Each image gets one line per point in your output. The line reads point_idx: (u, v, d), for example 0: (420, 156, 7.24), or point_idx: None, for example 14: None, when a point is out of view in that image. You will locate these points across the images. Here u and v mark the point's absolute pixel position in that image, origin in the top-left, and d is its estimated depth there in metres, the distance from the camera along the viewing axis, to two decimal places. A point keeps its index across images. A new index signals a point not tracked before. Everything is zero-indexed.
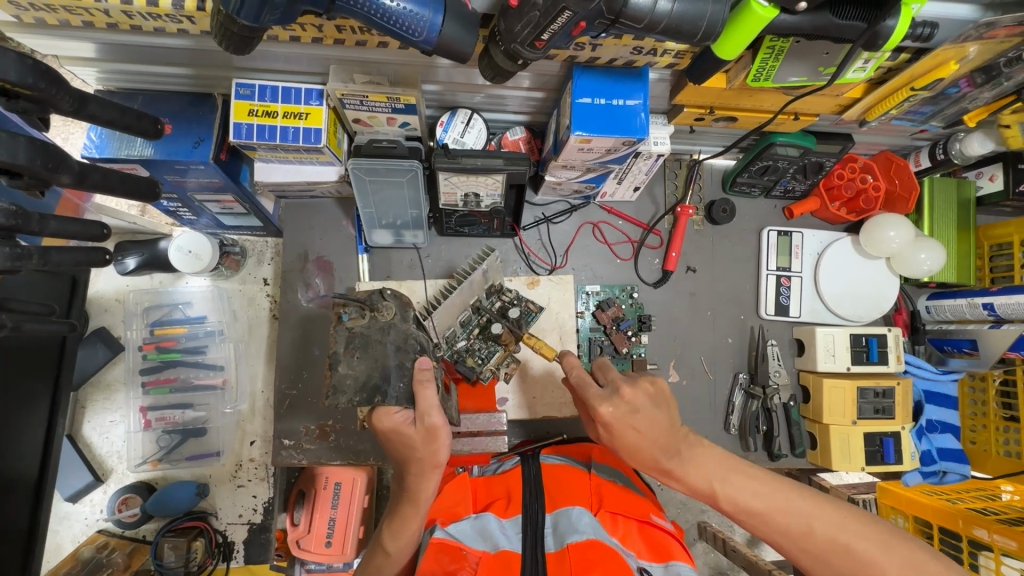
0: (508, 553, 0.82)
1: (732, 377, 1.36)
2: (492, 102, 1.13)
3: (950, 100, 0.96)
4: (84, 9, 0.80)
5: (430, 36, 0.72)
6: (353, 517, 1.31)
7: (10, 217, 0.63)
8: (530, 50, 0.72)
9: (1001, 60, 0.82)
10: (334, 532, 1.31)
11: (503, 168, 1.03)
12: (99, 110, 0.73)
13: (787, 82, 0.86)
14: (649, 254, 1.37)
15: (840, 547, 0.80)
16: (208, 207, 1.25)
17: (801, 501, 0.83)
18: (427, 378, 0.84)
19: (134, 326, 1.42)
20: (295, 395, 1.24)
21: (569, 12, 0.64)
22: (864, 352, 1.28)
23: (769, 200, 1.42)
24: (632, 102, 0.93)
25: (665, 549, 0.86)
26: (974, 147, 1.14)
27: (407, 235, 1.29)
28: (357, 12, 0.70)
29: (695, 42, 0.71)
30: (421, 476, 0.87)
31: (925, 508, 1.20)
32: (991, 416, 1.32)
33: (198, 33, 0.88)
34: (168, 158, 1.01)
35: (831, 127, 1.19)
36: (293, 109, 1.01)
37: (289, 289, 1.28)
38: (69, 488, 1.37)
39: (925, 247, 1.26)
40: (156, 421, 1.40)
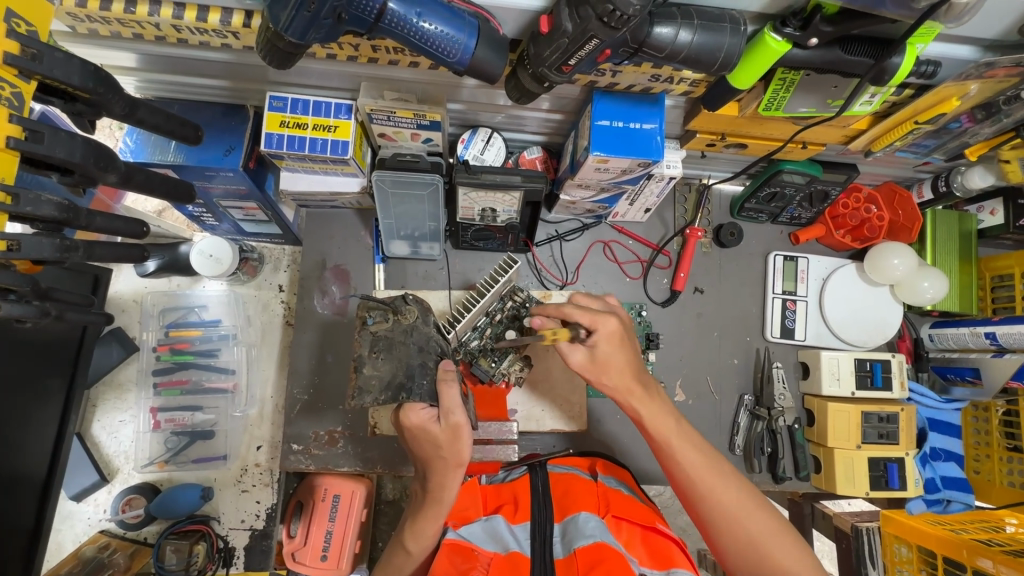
0: (518, 555, 0.82)
1: (737, 398, 1.37)
2: (511, 123, 1.19)
3: (951, 135, 1.00)
4: (136, 22, 0.85)
5: (463, 57, 0.76)
6: (350, 530, 1.32)
7: (63, 211, 0.66)
8: (556, 74, 0.76)
9: (1001, 99, 0.86)
10: (330, 546, 1.32)
11: (521, 185, 1.08)
12: (147, 115, 0.77)
13: (796, 112, 0.91)
14: (659, 274, 1.40)
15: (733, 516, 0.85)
16: (231, 213, 1.30)
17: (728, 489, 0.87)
18: (451, 378, 0.87)
19: (150, 327, 1.45)
20: (307, 400, 1.26)
21: (596, 40, 0.68)
22: (869, 377, 1.30)
23: (775, 226, 1.45)
24: (648, 126, 0.97)
25: (666, 557, 0.85)
26: (975, 180, 1.18)
27: (423, 247, 1.31)
28: (396, 33, 0.74)
29: (712, 71, 0.76)
30: (444, 475, 0.86)
31: (930, 536, 1.20)
32: (994, 446, 1.33)
33: (241, 48, 0.92)
34: (199, 164, 1.05)
35: (838, 157, 1.24)
36: (323, 121, 1.05)
37: (305, 295, 1.31)
38: (75, 487, 1.37)
39: (929, 276, 1.29)
40: (165, 423, 1.41)
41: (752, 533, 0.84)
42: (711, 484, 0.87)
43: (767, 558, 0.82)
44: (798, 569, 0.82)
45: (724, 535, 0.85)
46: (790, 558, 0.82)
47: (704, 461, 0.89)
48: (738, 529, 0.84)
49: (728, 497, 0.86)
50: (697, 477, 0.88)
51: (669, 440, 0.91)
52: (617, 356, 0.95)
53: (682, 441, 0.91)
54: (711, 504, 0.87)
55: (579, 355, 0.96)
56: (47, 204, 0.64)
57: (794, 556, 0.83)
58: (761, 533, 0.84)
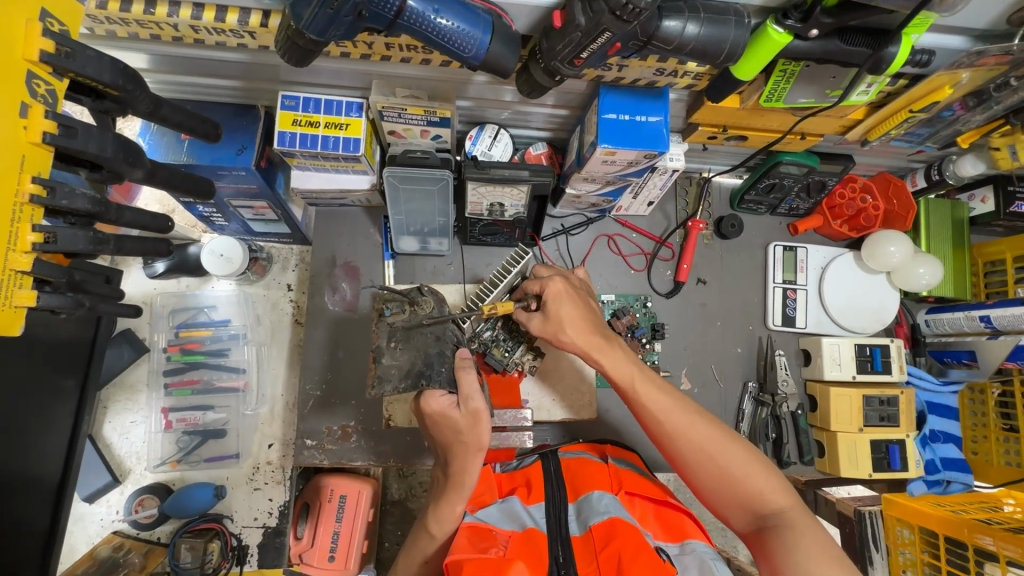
0: (535, 531, 0.84)
1: (741, 385, 1.40)
2: (518, 119, 1.22)
3: (944, 123, 1.04)
4: (155, 23, 0.87)
5: (478, 53, 0.79)
6: (357, 532, 1.35)
7: (94, 205, 0.68)
8: (568, 67, 0.79)
9: (991, 87, 0.90)
10: (338, 547, 1.35)
11: (530, 179, 1.10)
12: (171, 113, 0.79)
13: (796, 102, 0.95)
14: (662, 266, 1.43)
15: (710, 455, 0.88)
16: (241, 213, 1.31)
17: (705, 431, 0.89)
18: (468, 365, 0.91)
19: (160, 329, 1.47)
20: (320, 396, 1.28)
21: (609, 33, 0.71)
22: (869, 361, 1.33)
23: (773, 217, 1.49)
24: (653, 119, 1.00)
25: (680, 529, 0.88)
26: (967, 168, 1.22)
27: (432, 243, 1.34)
28: (413, 30, 0.76)
29: (718, 62, 0.79)
30: (465, 459, 0.88)
31: (932, 518, 1.24)
32: (991, 427, 1.37)
33: (256, 48, 0.95)
34: (212, 163, 1.07)
35: (834, 148, 1.27)
36: (335, 120, 1.08)
37: (316, 293, 1.32)
38: (88, 488, 1.37)
39: (924, 262, 1.33)
40: (177, 422, 1.43)
41: (732, 470, 0.87)
42: (682, 428, 0.89)
43: (745, 491, 0.86)
44: (775, 499, 0.85)
45: (706, 478, 0.88)
46: (766, 489, 0.86)
47: (672, 406, 0.92)
48: (719, 470, 0.87)
49: (704, 439, 0.89)
50: (671, 426, 0.91)
51: (640, 393, 0.94)
52: (566, 309, 1.00)
53: (649, 391, 0.94)
54: (692, 450, 0.89)
55: (535, 321, 1.02)
56: (81, 197, 0.66)
57: (769, 486, 0.86)
58: (736, 469, 0.87)
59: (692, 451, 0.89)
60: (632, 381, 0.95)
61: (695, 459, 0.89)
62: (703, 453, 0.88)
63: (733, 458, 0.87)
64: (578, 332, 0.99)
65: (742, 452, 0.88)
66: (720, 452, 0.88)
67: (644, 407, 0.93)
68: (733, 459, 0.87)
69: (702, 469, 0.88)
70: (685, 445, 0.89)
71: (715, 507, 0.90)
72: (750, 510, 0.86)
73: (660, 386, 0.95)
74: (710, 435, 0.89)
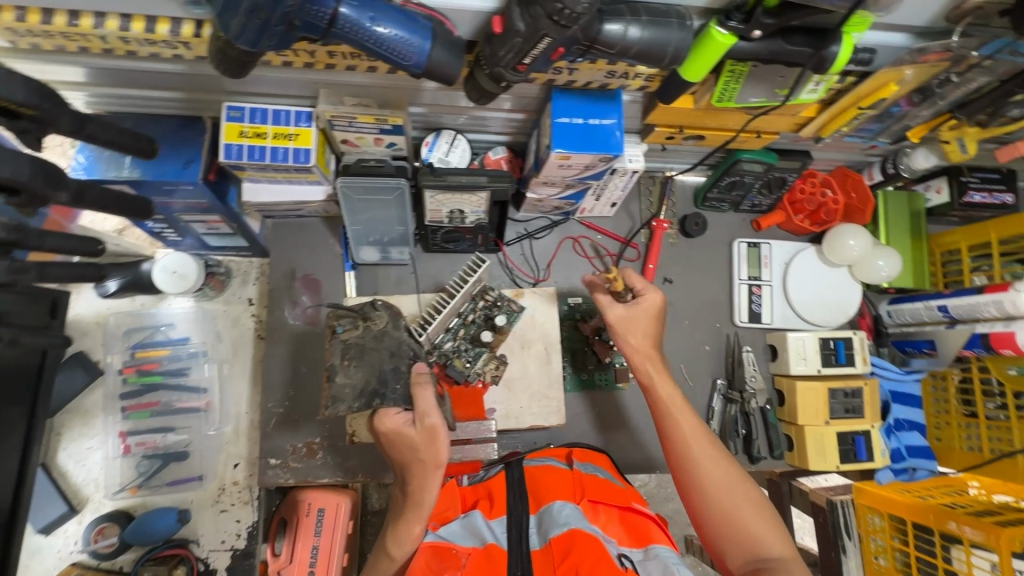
0: (495, 547, 0.83)
1: (710, 383, 1.41)
2: (475, 124, 1.20)
3: (893, 119, 1.05)
4: (81, 35, 0.83)
5: (420, 60, 0.77)
6: (337, 545, 1.30)
7: (10, 231, 0.64)
8: (512, 73, 0.77)
9: (935, 82, 0.91)
10: (317, 560, 1.30)
11: (488, 185, 1.09)
12: (98, 130, 0.75)
13: (748, 102, 0.94)
14: (628, 267, 1.43)
15: (716, 487, 0.91)
16: (194, 228, 1.27)
17: (720, 464, 0.93)
18: (425, 381, 0.88)
19: (115, 350, 1.41)
20: (283, 413, 1.24)
21: (549, 38, 0.69)
22: (833, 354, 1.35)
23: (737, 214, 1.49)
24: (607, 122, 0.99)
25: (645, 534, 0.88)
26: (920, 160, 1.24)
27: (393, 252, 1.31)
28: (349, 39, 0.74)
29: (663, 65, 0.78)
30: (423, 478, 0.85)
31: (899, 505, 1.26)
32: (953, 413, 1.39)
33: (193, 58, 0.91)
34: (157, 179, 1.03)
35: (792, 144, 1.28)
36: (284, 130, 1.04)
37: (276, 307, 1.29)
38: (42, 520, 1.31)
39: (883, 254, 1.34)
40: (136, 446, 1.38)
41: (736, 506, 0.89)
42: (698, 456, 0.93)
43: (747, 529, 0.87)
44: (774, 545, 0.85)
45: (710, 510, 0.90)
46: (766, 534, 0.86)
47: (698, 431, 0.97)
48: (724, 503, 0.89)
49: (717, 472, 0.92)
50: (691, 452, 0.94)
51: (672, 417, 0.99)
52: (643, 317, 1.08)
53: (681, 415, 0.98)
54: (703, 480, 0.92)
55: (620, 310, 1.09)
56: None
57: (767, 529, 0.87)
58: (744, 506, 0.89)
59: (703, 480, 0.92)
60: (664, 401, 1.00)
61: (703, 489, 0.92)
62: (713, 483, 0.91)
63: (738, 495, 0.90)
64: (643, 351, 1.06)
65: (749, 492, 0.90)
66: (729, 487, 0.91)
67: (670, 429, 0.98)
68: (739, 498, 0.89)
69: (708, 499, 0.91)
70: (697, 472, 0.93)
71: (711, 541, 0.90)
72: (747, 550, 0.86)
73: (689, 415, 0.99)
74: (724, 471, 0.92)
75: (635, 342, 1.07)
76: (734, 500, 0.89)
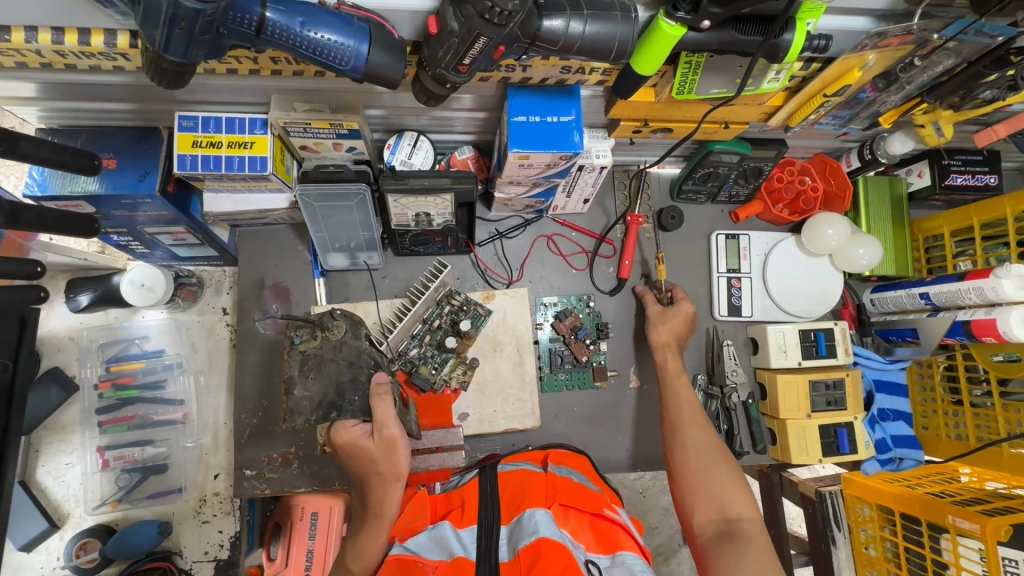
0: (464, 561, 0.81)
1: (691, 379, 1.38)
2: (438, 124, 1.17)
3: (863, 105, 1.02)
4: (16, 51, 0.81)
5: (358, 64, 0.74)
6: (331, 548, 1.29)
7: None
8: (454, 74, 0.75)
9: (900, 67, 0.89)
10: (313, 561, 1.29)
11: (450, 187, 1.06)
12: (30, 148, 0.73)
13: (708, 93, 0.91)
14: (604, 263, 1.41)
15: (692, 454, 1.04)
16: (160, 240, 1.26)
17: (701, 436, 1.06)
18: (384, 392, 0.86)
19: (89, 364, 1.39)
20: (256, 424, 1.23)
21: (484, 38, 0.67)
22: (813, 346, 1.32)
23: (715, 205, 1.46)
24: (566, 119, 0.97)
25: (612, 541, 0.86)
26: (897, 146, 1.20)
27: (362, 257, 1.29)
28: (282, 45, 0.72)
29: (610, 60, 0.75)
30: (383, 490, 0.87)
31: (887, 495, 1.24)
32: (940, 401, 1.36)
33: (135, 69, 0.89)
34: (114, 193, 1.01)
35: (765, 134, 1.25)
36: (238, 138, 1.02)
37: (246, 317, 1.27)
38: (23, 537, 1.32)
39: (863, 242, 1.31)
40: (114, 460, 1.37)
41: (705, 470, 1.00)
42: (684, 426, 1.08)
43: (716, 490, 0.97)
44: (738, 507, 0.94)
45: (686, 472, 1.02)
46: (732, 495, 0.95)
47: (696, 415, 1.11)
48: (695, 466, 1.01)
49: (697, 442, 1.05)
50: (683, 425, 1.09)
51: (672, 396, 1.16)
52: (675, 319, 1.27)
53: (680, 394, 1.15)
54: (685, 449, 1.05)
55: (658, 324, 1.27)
56: None
57: (734, 492, 0.96)
58: (718, 472, 0.99)
59: (684, 447, 1.06)
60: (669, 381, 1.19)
61: (682, 453, 1.05)
62: (692, 449, 1.04)
63: (709, 461, 1.01)
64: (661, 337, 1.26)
65: (721, 461, 1.01)
66: (706, 453, 1.03)
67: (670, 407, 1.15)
68: (710, 464, 1.01)
69: (683, 463, 1.04)
70: (681, 442, 1.07)
71: (684, 504, 0.99)
72: (714, 510, 0.95)
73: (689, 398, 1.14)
74: (704, 442, 1.05)
75: (660, 336, 1.25)
76: (705, 466, 1.01)
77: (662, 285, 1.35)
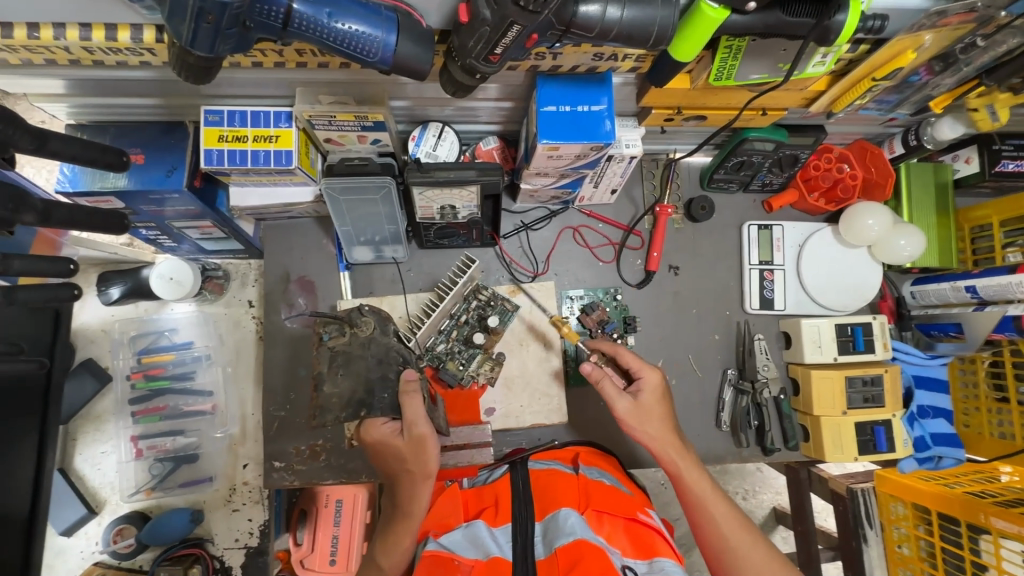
0: (500, 561, 0.81)
1: (720, 373, 1.35)
2: (463, 114, 1.14)
3: (913, 88, 0.96)
4: (45, 47, 0.80)
5: (386, 55, 0.72)
6: (356, 535, 1.31)
7: None
8: (485, 65, 0.72)
9: (958, 47, 0.83)
10: (338, 549, 1.32)
11: (476, 179, 1.04)
12: (61, 147, 0.73)
13: (748, 79, 0.87)
14: (631, 255, 1.37)
15: (722, 538, 0.94)
16: (188, 234, 1.26)
17: (729, 515, 0.96)
18: (414, 389, 0.85)
19: (122, 355, 1.42)
20: (284, 417, 1.24)
21: (518, 25, 0.64)
22: (850, 341, 1.28)
23: (747, 195, 1.41)
24: (597, 108, 0.93)
25: (649, 545, 0.85)
26: (946, 131, 1.14)
27: (387, 250, 1.28)
28: (308, 37, 0.70)
29: (649, 47, 0.72)
30: (413, 488, 0.86)
31: (925, 494, 1.20)
32: (983, 398, 1.31)
33: (161, 64, 0.88)
34: (142, 188, 1.02)
35: (803, 120, 1.20)
36: (263, 132, 1.01)
37: (272, 311, 1.28)
38: (63, 522, 1.36)
39: (905, 233, 1.26)
40: (147, 450, 1.40)
41: (746, 557, 0.92)
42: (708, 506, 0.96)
43: None
44: None
45: (723, 559, 0.93)
46: None
47: (716, 491, 0.98)
48: (733, 554, 0.93)
49: (728, 523, 0.95)
50: (704, 502, 0.97)
51: (680, 468, 0.99)
52: (653, 403, 1.04)
53: (691, 467, 0.99)
54: (715, 530, 0.95)
55: (626, 403, 1.03)
56: None
57: None
58: (758, 557, 0.92)
59: (715, 532, 0.94)
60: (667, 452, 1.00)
61: (711, 535, 0.95)
62: (721, 533, 0.94)
63: (747, 545, 0.93)
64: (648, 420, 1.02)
65: (756, 542, 0.94)
66: (737, 534, 0.94)
67: (683, 481, 0.99)
68: (748, 549, 0.93)
69: (718, 550, 0.94)
70: (711, 527, 0.95)
71: None
72: None
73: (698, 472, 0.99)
74: (733, 521, 0.95)
75: (648, 433, 1.02)
76: (742, 548, 0.93)
77: (619, 357, 1.09)
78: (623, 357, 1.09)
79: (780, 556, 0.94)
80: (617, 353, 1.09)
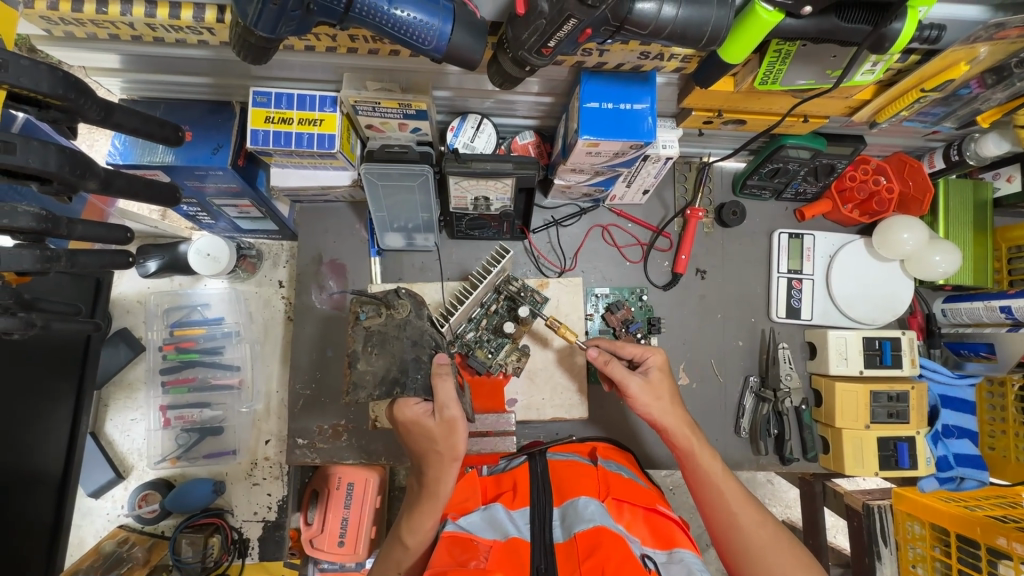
0: (518, 541, 0.82)
1: (742, 380, 1.35)
2: (501, 108, 1.16)
3: (961, 101, 0.95)
4: (111, 22, 0.83)
5: (440, 44, 0.74)
6: (365, 519, 1.32)
7: (40, 222, 0.65)
8: (537, 57, 0.73)
9: (1013, 61, 0.82)
10: (346, 532, 1.33)
11: (512, 172, 1.05)
12: (124, 119, 0.75)
13: (794, 84, 0.87)
14: (659, 257, 1.38)
15: (730, 513, 0.94)
16: (226, 212, 1.30)
17: (738, 493, 0.96)
18: (445, 372, 0.89)
19: (155, 327, 1.45)
20: (309, 395, 1.27)
21: (574, 19, 0.65)
22: (878, 355, 1.27)
23: (779, 202, 1.41)
24: (640, 106, 0.94)
25: (669, 536, 0.85)
26: (990, 148, 1.12)
27: (418, 238, 1.30)
28: (368, 23, 0.71)
29: (700, 47, 0.72)
30: (440, 469, 0.88)
31: (942, 514, 1.18)
32: (1010, 422, 1.29)
33: (218, 44, 0.91)
34: (189, 164, 1.04)
35: (844, 129, 1.19)
36: (308, 115, 1.03)
37: (303, 291, 1.30)
38: (92, 484, 1.41)
39: (940, 249, 1.24)
40: (175, 420, 1.44)
41: (753, 531, 0.92)
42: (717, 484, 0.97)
43: (770, 560, 0.90)
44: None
45: (730, 535, 0.93)
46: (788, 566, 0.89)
47: (727, 471, 0.99)
48: (742, 530, 0.93)
49: (737, 501, 0.95)
50: (712, 479, 0.98)
51: (692, 448, 1.00)
52: (662, 383, 1.05)
53: (702, 446, 1.01)
54: (723, 506, 0.95)
55: (637, 382, 1.03)
56: (24, 215, 0.64)
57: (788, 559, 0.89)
58: (765, 536, 0.92)
59: (723, 509, 0.95)
60: (680, 433, 1.02)
61: (719, 510, 0.96)
62: (730, 509, 0.95)
63: (754, 522, 0.93)
64: (659, 400, 1.03)
65: (765, 520, 0.94)
66: (747, 511, 0.94)
67: (693, 459, 1.00)
68: (756, 525, 0.93)
69: (726, 526, 0.94)
70: (719, 504, 0.96)
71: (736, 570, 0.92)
72: None
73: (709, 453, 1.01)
74: (740, 498, 0.96)
75: (666, 415, 1.03)
76: (750, 524, 0.93)
77: (625, 351, 1.10)
78: (624, 348, 1.10)
79: (789, 536, 0.93)
80: (617, 345, 1.11)
